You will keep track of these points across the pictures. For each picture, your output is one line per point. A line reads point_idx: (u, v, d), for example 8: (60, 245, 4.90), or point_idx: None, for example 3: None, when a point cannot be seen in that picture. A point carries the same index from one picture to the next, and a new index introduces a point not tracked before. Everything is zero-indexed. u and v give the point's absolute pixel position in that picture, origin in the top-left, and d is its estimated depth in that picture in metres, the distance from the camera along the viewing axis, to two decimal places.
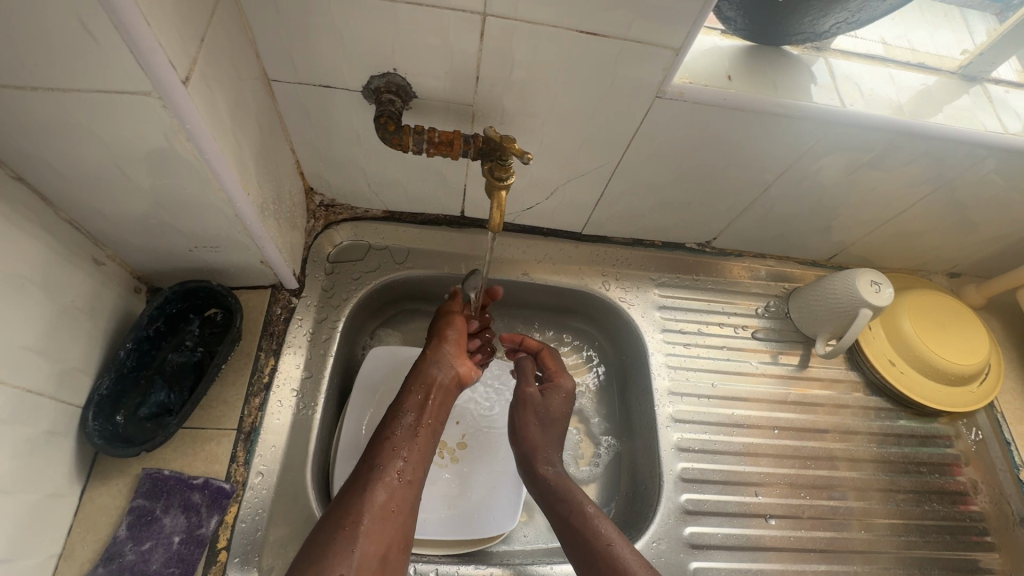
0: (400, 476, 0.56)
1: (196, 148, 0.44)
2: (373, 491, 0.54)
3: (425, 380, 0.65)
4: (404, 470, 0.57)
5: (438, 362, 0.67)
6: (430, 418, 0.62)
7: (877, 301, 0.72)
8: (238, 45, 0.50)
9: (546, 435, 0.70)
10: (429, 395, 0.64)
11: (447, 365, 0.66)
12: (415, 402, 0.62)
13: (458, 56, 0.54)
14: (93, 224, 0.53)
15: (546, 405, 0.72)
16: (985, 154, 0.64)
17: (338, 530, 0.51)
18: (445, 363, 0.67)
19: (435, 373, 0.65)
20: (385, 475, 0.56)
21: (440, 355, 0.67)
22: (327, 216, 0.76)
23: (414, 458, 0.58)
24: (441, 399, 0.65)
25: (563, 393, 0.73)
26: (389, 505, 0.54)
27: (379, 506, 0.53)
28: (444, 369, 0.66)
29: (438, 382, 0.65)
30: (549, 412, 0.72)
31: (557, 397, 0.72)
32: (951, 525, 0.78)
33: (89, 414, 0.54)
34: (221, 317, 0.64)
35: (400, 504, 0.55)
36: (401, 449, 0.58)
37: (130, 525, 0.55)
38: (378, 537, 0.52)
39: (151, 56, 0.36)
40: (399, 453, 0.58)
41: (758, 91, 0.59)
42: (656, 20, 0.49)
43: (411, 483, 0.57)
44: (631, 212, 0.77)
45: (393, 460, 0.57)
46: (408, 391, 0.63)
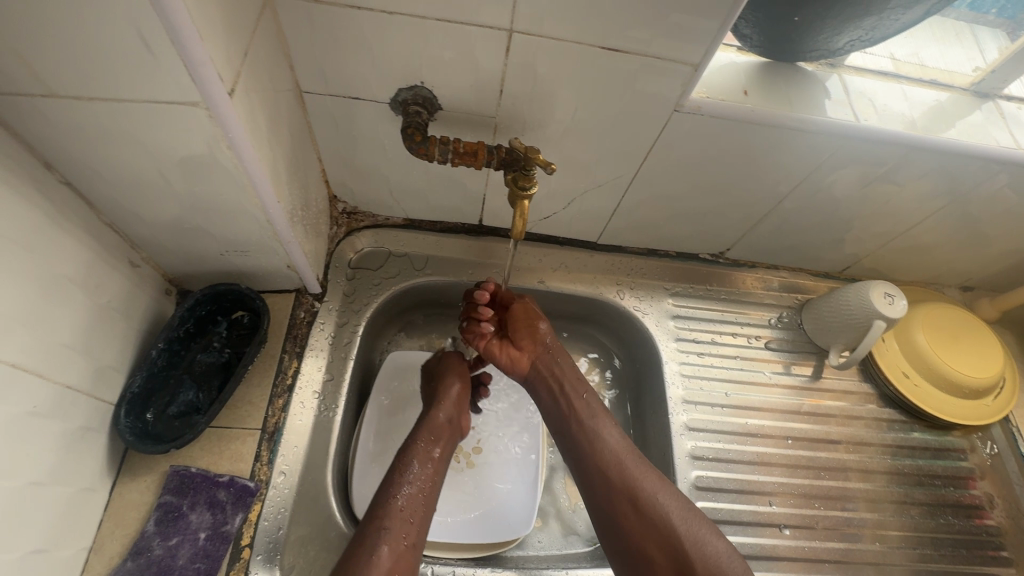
0: (404, 539, 0.56)
1: (236, 156, 0.46)
2: (379, 556, 0.53)
3: (433, 434, 0.66)
4: (409, 532, 0.57)
5: (444, 409, 0.69)
6: (435, 473, 0.63)
7: (891, 312, 0.73)
8: (275, 57, 0.52)
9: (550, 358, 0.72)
10: (436, 449, 0.65)
11: (452, 411, 0.69)
12: (422, 456, 0.64)
13: (483, 70, 0.56)
14: (131, 227, 0.55)
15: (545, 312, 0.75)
16: (998, 169, 0.65)
17: None
18: (450, 413, 0.69)
19: (440, 425, 0.67)
20: (390, 537, 0.55)
21: (444, 399, 0.70)
22: (349, 223, 0.78)
23: (417, 519, 0.58)
24: (444, 450, 0.66)
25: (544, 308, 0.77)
26: (394, 571, 0.53)
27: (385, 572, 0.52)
28: (448, 415, 0.68)
29: (444, 435, 0.67)
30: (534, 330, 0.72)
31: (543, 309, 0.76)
32: (966, 539, 0.78)
33: (122, 411, 0.55)
34: (247, 319, 0.66)
35: (404, 568, 0.54)
36: (407, 510, 0.58)
37: (158, 521, 0.56)
38: None
39: (202, 68, 0.39)
40: (405, 515, 0.57)
41: (773, 106, 0.60)
42: (676, 37, 0.51)
43: (414, 545, 0.56)
44: (646, 223, 0.79)
45: (399, 522, 0.57)
46: (416, 443, 0.64)
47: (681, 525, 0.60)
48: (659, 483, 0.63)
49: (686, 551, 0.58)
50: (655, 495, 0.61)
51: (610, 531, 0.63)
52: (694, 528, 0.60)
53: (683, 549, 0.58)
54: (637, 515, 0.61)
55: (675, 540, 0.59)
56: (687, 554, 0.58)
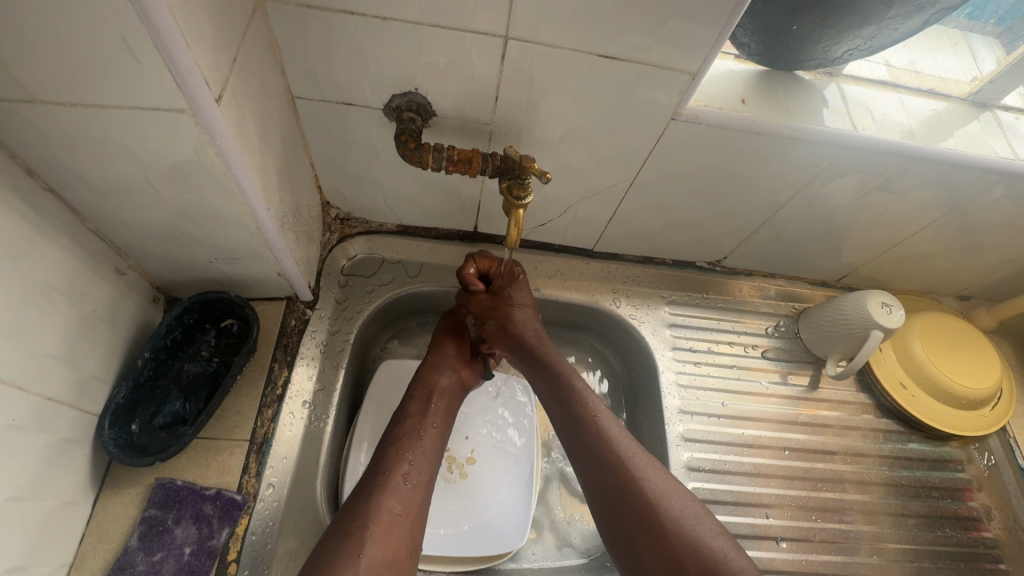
0: (405, 480, 0.58)
1: (225, 164, 0.45)
2: (382, 497, 0.56)
3: (428, 391, 0.68)
4: (409, 473, 0.59)
5: (442, 372, 0.70)
6: (435, 422, 0.66)
7: (889, 323, 0.72)
8: (266, 62, 0.51)
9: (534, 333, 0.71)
10: (431, 401, 0.67)
11: (451, 373, 0.71)
12: (417, 409, 0.66)
13: (478, 77, 0.55)
14: (117, 234, 0.53)
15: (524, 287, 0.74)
16: (995, 179, 0.65)
17: (346, 537, 0.52)
18: (443, 371, 0.70)
19: (436, 380, 0.69)
20: (389, 477, 0.58)
21: (440, 362, 0.71)
22: (342, 229, 0.77)
23: (418, 461, 0.61)
24: (441, 403, 0.68)
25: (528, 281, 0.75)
26: (397, 508, 0.56)
27: (386, 509, 0.55)
28: (448, 380, 0.70)
29: (444, 395, 0.69)
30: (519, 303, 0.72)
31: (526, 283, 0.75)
32: (964, 552, 0.77)
33: (106, 422, 0.54)
34: (236, 327, 0.65)
35: (406, 506, 0.57)
36: (406, 453, 0.61)
37: (142, 536, 0.55)
38: (385, 540, 0.53)
39: (188, 75, 0.38)
40: (403, 455, 0.60)
41: (771, 114, 0.60)
42: (674, 46, 0.51)
43: (417, 486, 0.59)
44: (643, 231, 0.78)
45: (397, 463, 0.59)
46: (411, 398, 0.67)
47: (675, 515, 0.55)
48: (654, 471, 0.58)
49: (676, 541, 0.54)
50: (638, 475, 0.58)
51: (608, 518, 0.59)
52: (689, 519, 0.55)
53: (675, 539, 0.54)
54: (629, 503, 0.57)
55: (668, 531, 0.54)
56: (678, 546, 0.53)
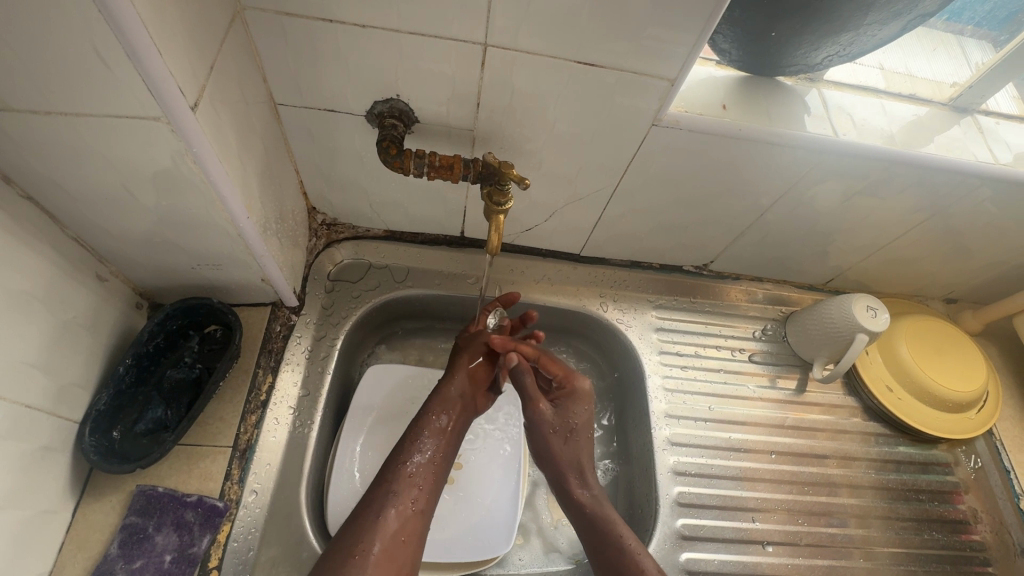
0: (413, 504, 0.59)
1: (203, 171, 0.45)
2: (385, 517, 0.56)
3: (444, 406, 0.66)
4: (418, 499, 0.59)
5: (457, 383, 0.68)
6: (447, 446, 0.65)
7: (873, 326, 0.73)
8: (246, 69, 0.51)
9: (572, 451, 0.70)
10: (448, 420, 0.66)
11: (465, 386, 0.68)
12: (433, 428, 0.65)
13: (460, 84, 0.55)
14: (97, 241, 0.53)
15: (563, 416, 0.70)
16: (978, 183, 0.65)
17: (349, 558, 0.53)
18: (462, 388, 0.68)
19: (451, 399, 0.67)
20: (398, 502, 0.58)
21: (457, 372, 0.69)
22: (329, 234, 0.77)
23: (426, 487, 0.61)
24: (456, 424, 0.67)
25: (580, 400, 0.71)
26: (402, 534, 0.57)
27: (390, 534, 0.56)
28: (459, 389, 0.68)
29: (457, 408, 0.67)
30: (570, 422, 0.70)
31: (572, 403, 0.71)
32: (951, 554, 0.77)
33: (86, 429, 0.54)
34: (220, 334, 0.65)
35: (410, 532, 0.57)
36: (417, 477, 0.60)
37: (122, 543, 0.54)
38: (387, 566, 0.54)
39: (162, 84, 0.38)
40: (414, 481, 0.60)
41: (752, 120, 0.60)
42: (651, 52, 0.51)
43: (421, 511, 0.59)
44: (629, 235, 0.78)
45: (407, 487, 0.59)
46: (428, 414, 0.65)
47: None
48: None
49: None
50: None
51: None
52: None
53: None
54: None
55: None
56: None
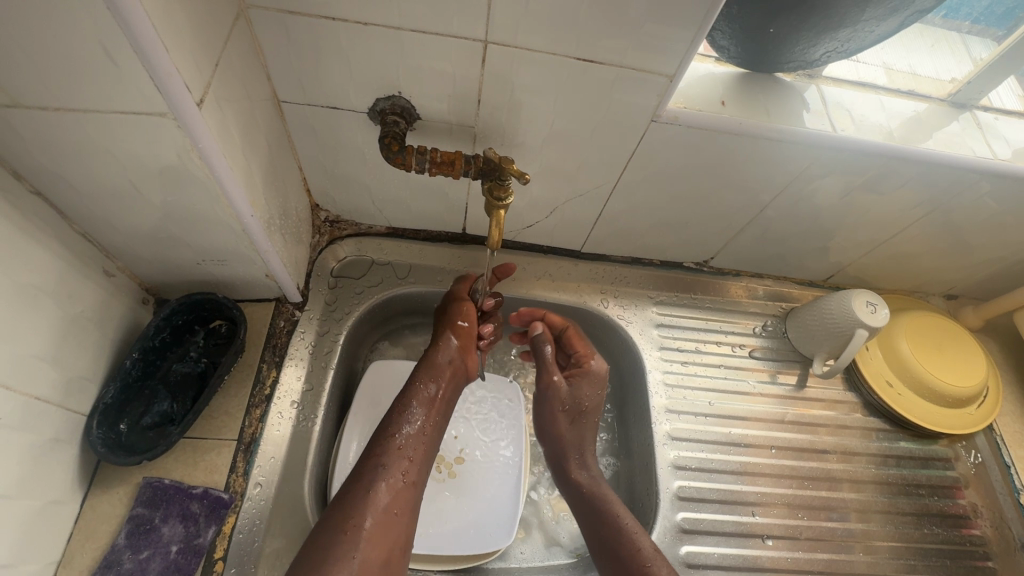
0: (403, 477, 0.58)
1: (208, 166, 0.46)
2: (376, 492, 0.56)
3: (433, 374, 0.67)
4: (408, 471, 0.59)
5: (446, 351, 0.69)
6: (435, 417, 0.65)
7: (872, 321, 0.73)
8: (250, 67, 0.52)
9: (576, 431, 0.74)
10: (437, 390, 0.66)
11: (454, 353, 0.69)
12: (422, 398, 0.65)
13: (460, 81, 0.56)
14: (104, 236, 0.54)
15: (573, 393, 0.74)
16: (977, 178, 0.65)
17: (341, 534, 0.53)
18: (451, 356, 0.69)
19: (440, 366, 0.67)
20: (388, 475, 0.58)
21: (445, 342, 0.69)
22: (332, 231, 0.78)
23: (417, 459, 0.61)
24: (446, 393, 0.67)
25: (591, 381, 0.74)
26: (392, 507, 0.56)
27: (381, 507, 0.55)
28: (449, 357, 0.69)
29: (445, 375, 0.68)
30: (580, 402, 0.74)
31: (581, 384, 0.74)
32: (951, 549, 0.78)
33: (94, 422, 0.55)
34: (225, 329, 0.66)
35: (402, 504, 0.57)
36: (407, 450, 0.60)
37: (129, 534, 0.55)
38: (380, 541, 0.54)
39: (168, 80, 0.38)
40: (403, 453, 0.60)
41: (750, 116, 0.60)
42: (650, 48, 0.52)
43: (413, 483, 0.59)
44: (630, 231, 0.79)
45: (397, 459, 0.59)
46: (417, 384, 0.65)
47: None
48: None
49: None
50: None
51: None
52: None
53: None
54: None
55: None
56: None
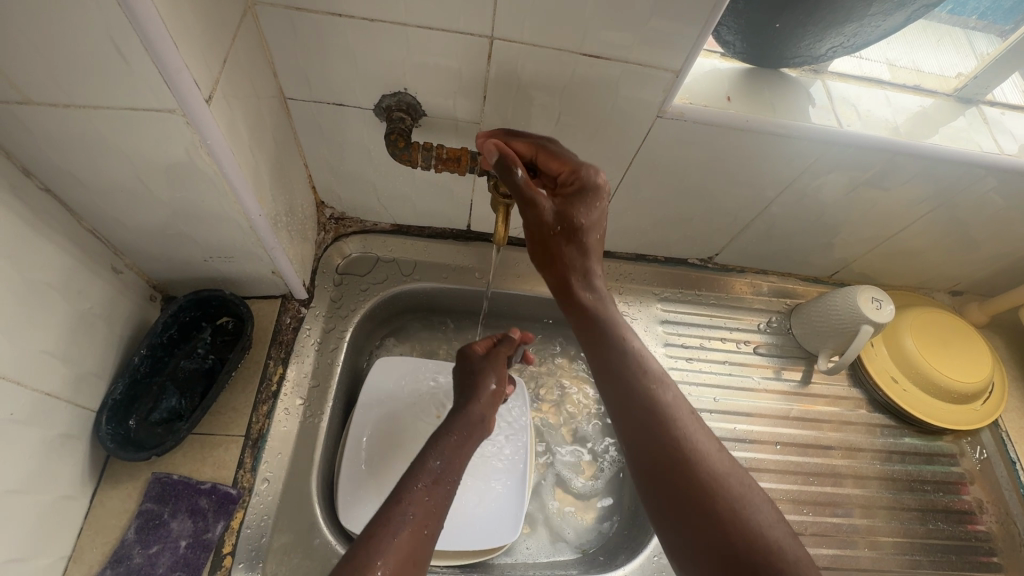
0: (425, 526, 0.49)
1: (216, 163, 0.46)
2: (398, 540, 0.47)
3: (466, 428, 0.63)
4: (429, 520, 0.50)
5: (481, 404, 0.66)
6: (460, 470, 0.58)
7: (878, 317, 0.73)
8: (257, 64, 0.52)
9: (575, 253, 0.58)
10: (465, 445, 0.61)
11: (489, 408, 0.66)
12: (452, 447, 0.59)
13: (466, 78, 0.56)
14: (113, 233, 0.55)
15: (563, 213, 0.55)
16: (983, 173, 0.65)
17: None
18: (486, 413, 0.65)
19: (475, 420, 0.64)
20: (412, 521, 0.49)
21: (480, 395, 0.66)
22: (337, 228, 0.78)
23: (440, 511, 0.52)
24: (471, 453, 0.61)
25: (586, 195, 0.54)
26: (411, 555, 0.47)
27: (402, 554, 0.46)
28: (483, 412, 0.65)
29: (474, 434, 0.63)
30: (575, 222, 0.55)
31: (574, 203, 0.55)
32: (956, 545, 0.78)
33: (103, 418, 0.55)
34: (232, 325, 0.66)
35: (419, 558, 0.47)
36: (434, 497, 0.52)
37: (139, 529, 0.56)
38: None
39: (177, 75, 0.39)
40: (429, 501, 0.52)
41: (756, 111, 0.60)
42: (656, 43, 0.52)
43: (430, 536, 0.49)
44: (634, 228, 0.79)
45: (422, 508, 0.51)
46: (447, 434, 0.60)
47: (756, 518, 0.48)
48: (710, 441, 0.53)
49: (729, 524, 0.48)
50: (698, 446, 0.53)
51: (660, 498, 0.52)
52: (741, 490, 0.50)
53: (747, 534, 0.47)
54: (695, 487, 0.50)
55: (741, 528, 0.48)
56: (755, 548, 0.46)
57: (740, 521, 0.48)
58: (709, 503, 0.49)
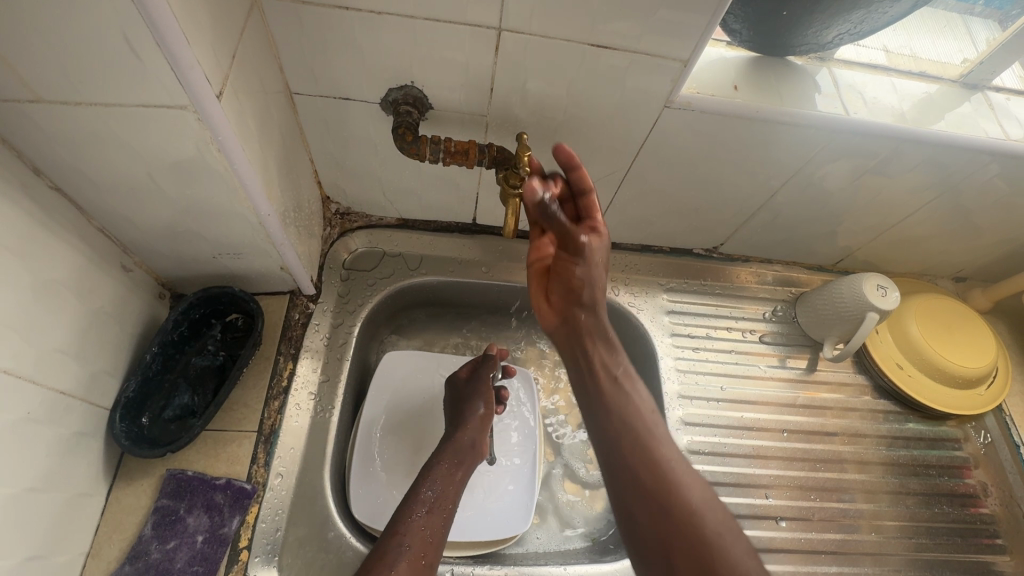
0: (422, 556, 0.54)
1: (227, 160, 0.46)
2: (397, 570, 0.52)
3: (456, 457, 0.65)
4: (425, 550, 0.55)
5: (469, 431, 0.67)
6: (453, 495, 0.61)
7: (884, 304, 0.73)
8: (264, 59, 0.52)
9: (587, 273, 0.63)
10: (458, 469, 0.64)
11: (478, 432, 0.67)
12: (442, 476, 0.62)
13: (474, 70, 0.56)
14: (122, 231, 0.55)
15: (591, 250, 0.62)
16: (989, 159, 0.65)
17: None
18: (475, 436, 0.67)
19: (464, 447, 0.66)
20: (409, 554, 0.54)
21: (468, 421, 0.68)
22: (343, 223, 0.78)
23: (436, 539, 0.56)
24: (465, 475, 0.64)
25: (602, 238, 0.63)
26: None
27: None
28: (472, 437, 0.67)
29: (466, 458, 0.65)
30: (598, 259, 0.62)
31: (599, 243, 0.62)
32: (961, 527, 0.79)
33: (117, 416, 0.55)
34: (241, 322, 0.66)
35: None
36: (426, 529, 0.56)
37: (155, 525, 0.56)
38: None
39: (189, 71, 0.38)
40: (424, 533, 0.56)
41: (763, 100, 0.60)
42: (665, 33, 0.51)
43: (429, 564, 0.54)
44: (640, 219, 0.79)
45: (417, 539, 0.55)
46: (437, 462, 0.63)
47: (730, 548, 0.53)
48: (685, 465, 0.59)
49: (713, 559, 0.52)
50: (677, 471, 0.58)
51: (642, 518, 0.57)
52: (716, 516, 0.55)
53: (719, 560, 0.52)
54: (672, 516, 0.55)
55: (716, 555, 0.53)
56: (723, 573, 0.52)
57: (726, 564, 0.52)
58: (687, 528, 0.54)
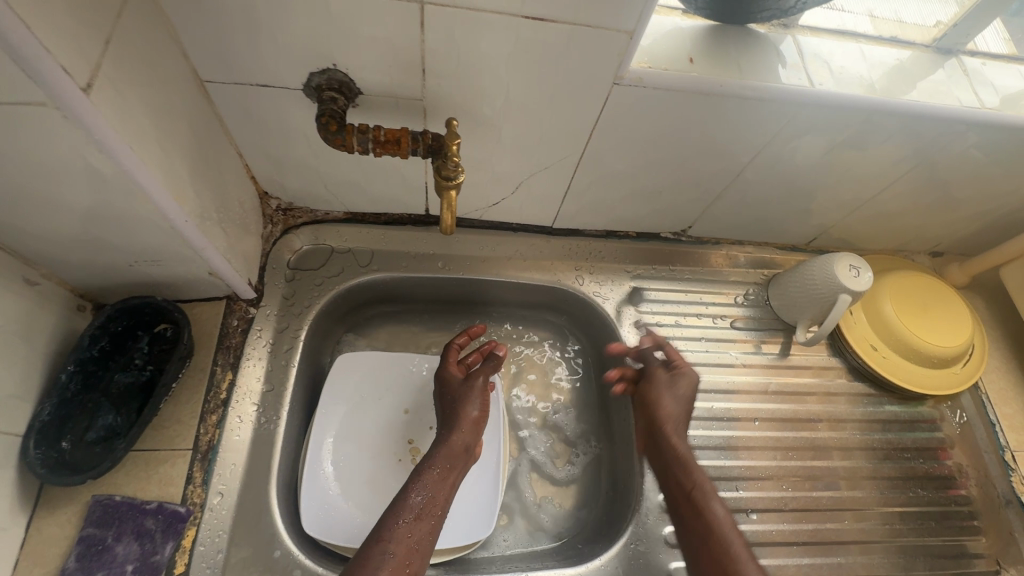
0: (406, 566, 0.51)
1: (112, 160, 0.41)
2: None
3: (449, 461, 0.60)
4: (411, 560, 0.52)
5: (464, 434, 0.63)
6: (443, 501, 0.58)
7: (855, 285, 0.70)
8: (159, 44, 0.46)
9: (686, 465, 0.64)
10: (451, 472, 0.60)
11: (471, 435, 0.63)
12: (437, 481, 0.58)
13: (401, 50, 0.51)
14: (18, 243, 0.49)
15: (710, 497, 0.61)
16: (964, 129, 0.61)
17: None
18: (469, 439, 0.63)
19: (457, 451, 0.61)
20: (393, 563, 0.51)
21: (463, 422, 0.64)
22: (286, 220, 0.73)
23: (421, 547, 0.53)
24: (456, 480, 0.61)
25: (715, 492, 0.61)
26: None
27: None
28: (466, 441, 0.62)
29: (459, 461, 0.62)
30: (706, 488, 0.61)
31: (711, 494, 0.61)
32: (937, 510, 0.77)
33: (30, 443, 0.51)
34: (171, 333, 0.62)
35: None
36: (410, 537, 0.53)
37: (80, 556, 0.52)
38: None
39: (37, 62, 0.33)
40: (410, 542, 0.53)
41: (721, 73, 0.56)
42: (606, 3, 0.46)
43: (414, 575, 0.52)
44: (602, 205, 0.75)
45: (404, 548, 0.52)
46: (428, 465, 0.60)
47: None
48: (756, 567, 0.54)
49: None
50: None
51: None
52: None
53: None
54: None
55: None
56: None
57: None
58: None
